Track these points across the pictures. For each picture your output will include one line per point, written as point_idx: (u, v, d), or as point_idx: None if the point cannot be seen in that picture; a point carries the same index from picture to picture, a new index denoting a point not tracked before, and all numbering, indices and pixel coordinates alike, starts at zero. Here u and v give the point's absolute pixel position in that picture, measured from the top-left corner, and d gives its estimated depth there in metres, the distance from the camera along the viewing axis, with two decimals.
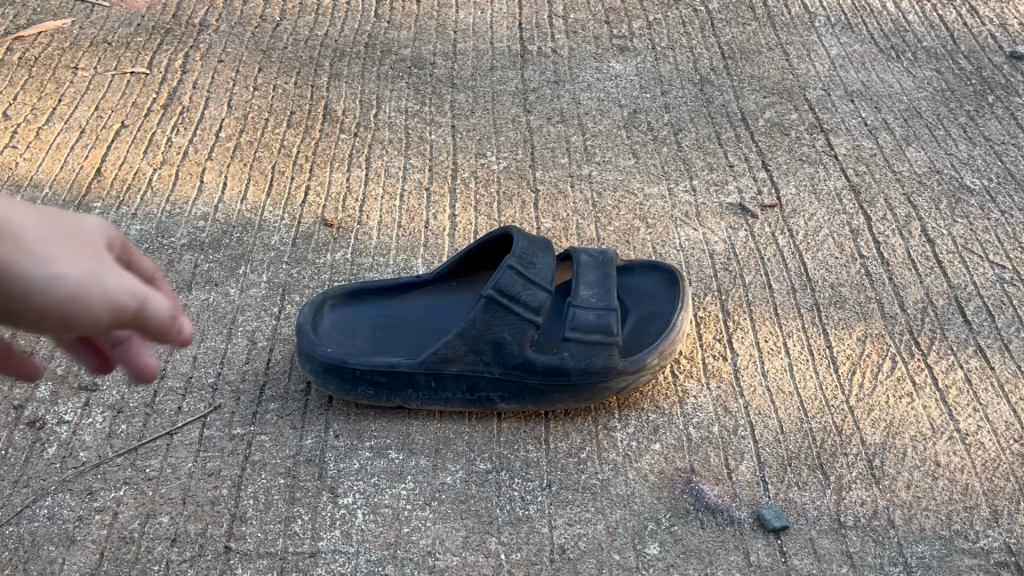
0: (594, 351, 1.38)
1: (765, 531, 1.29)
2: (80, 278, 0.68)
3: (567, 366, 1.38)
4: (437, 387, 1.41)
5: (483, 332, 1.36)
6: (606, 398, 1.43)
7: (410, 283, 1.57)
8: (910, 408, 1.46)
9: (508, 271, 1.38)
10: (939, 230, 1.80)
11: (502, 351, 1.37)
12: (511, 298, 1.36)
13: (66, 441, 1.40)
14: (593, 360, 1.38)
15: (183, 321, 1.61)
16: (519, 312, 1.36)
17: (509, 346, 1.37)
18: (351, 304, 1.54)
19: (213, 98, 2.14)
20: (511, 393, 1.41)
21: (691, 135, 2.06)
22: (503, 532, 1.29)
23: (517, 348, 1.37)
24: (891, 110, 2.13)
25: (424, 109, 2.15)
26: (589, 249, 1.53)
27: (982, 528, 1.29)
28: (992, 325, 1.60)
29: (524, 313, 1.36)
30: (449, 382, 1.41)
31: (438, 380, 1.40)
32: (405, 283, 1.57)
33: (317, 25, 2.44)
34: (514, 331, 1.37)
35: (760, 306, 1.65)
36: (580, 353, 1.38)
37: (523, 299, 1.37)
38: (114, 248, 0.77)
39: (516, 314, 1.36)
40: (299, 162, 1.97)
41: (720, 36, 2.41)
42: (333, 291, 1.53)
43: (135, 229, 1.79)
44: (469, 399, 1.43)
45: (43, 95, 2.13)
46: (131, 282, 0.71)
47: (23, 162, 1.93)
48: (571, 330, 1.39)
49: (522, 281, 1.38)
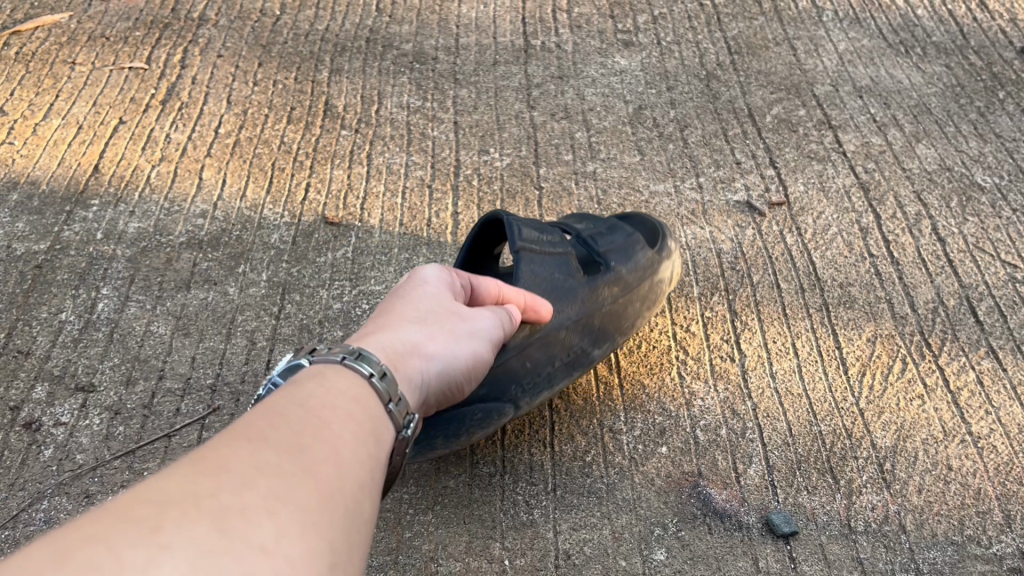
0: (627, 249, 1.44)
1: (774, 536, 1.27)
2: (466, 351, 1.08)
3: (621, 274, 1.41)
4: (533, 367, 1.28)
5: (540, 275, 1.31)
6: (662, 294, 1.50)
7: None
8: (921, 411, 1.43)
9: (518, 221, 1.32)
10: (950, 228, 1.77)
11: (568, 289, 1.33)
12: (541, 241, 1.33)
13: (62, 443, 1.38)
14: (633, 257, 1.45)
15: (182, 320, 1.58)
16: (556, 249, 1.34)
17: (564, 284, 1.33)
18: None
19: (212, 94, 2.12)
20: (601, 327, 1.38)
21: (697, 132, 2.03)
22: (507, 537, 1.27)
23: (575, 283, 1.35)
24: (900, 106, 2.10)
25: (426, 104, 2.12)
26: None
27: (995, 534, 1.27)
28: (1004, 326, 1.58)
29: (558, 249, 1.34)
30: (541, 355, 1.30)
31: (534, 347, 1.28)
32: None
33: (317, 20, 2.41)
34: (563, 267, 1.34)
35: (768, 306, 1.62)
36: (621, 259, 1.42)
37: (547, 242, 1.33)
38: (443, 296, 1.12)
39: (554, 253, 1.33)
40: (299, 159, 1.95)
41: (725, 31, 2.37)
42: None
43: (133, 227, 1.76)
44: (568, 362, 1.35)
45: (40, 91, 2.10)
46: (478, 330, 1.11)
47: (21, 158, 1.91)
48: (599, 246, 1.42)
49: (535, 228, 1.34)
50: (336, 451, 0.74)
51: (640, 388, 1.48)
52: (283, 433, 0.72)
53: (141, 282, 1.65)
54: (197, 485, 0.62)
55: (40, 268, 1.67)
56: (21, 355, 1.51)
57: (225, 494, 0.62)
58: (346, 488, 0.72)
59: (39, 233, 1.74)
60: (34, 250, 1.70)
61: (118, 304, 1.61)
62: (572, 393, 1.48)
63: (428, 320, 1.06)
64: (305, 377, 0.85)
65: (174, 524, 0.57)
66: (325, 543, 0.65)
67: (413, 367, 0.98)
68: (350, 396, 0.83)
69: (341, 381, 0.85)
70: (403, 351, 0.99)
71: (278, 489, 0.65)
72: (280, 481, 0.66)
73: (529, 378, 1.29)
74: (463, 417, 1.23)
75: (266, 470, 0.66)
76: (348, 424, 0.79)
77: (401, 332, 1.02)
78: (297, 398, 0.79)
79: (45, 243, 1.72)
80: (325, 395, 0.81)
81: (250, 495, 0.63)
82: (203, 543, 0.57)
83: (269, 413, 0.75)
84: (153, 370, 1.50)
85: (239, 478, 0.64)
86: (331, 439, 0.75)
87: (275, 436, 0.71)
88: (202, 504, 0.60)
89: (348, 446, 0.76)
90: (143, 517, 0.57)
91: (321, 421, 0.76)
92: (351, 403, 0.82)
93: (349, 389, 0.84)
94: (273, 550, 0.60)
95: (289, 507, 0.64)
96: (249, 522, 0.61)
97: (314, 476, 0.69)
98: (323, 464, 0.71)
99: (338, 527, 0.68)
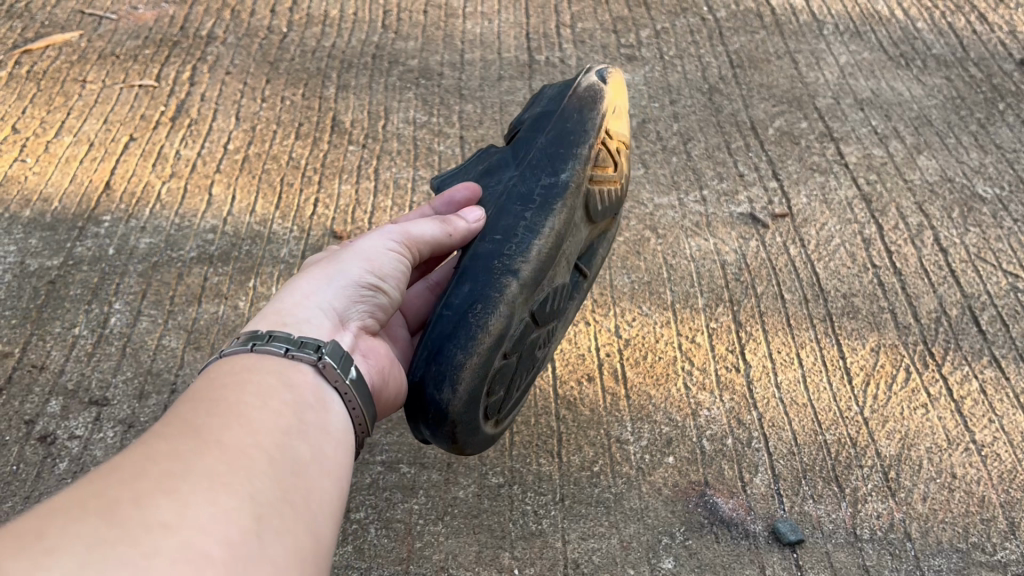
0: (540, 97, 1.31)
1: (781, 545, 1.30)
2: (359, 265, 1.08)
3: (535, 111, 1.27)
4: (504, 236, 1.14)
5: (469, 174, 1.27)
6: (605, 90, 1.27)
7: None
8: (925, 420, 1.45)
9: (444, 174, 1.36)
10: (953, 239, 1.79)
11: (495, 163, 1.24)
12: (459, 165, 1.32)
13: (77, 456, 1.41)
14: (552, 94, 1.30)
15: (193, 334, 1.60)
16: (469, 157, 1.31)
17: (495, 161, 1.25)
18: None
19: (221, 111, 2.14)
20: (546, 154, 1.20)
21: (700, 145, 2.05)
22: (516, 547, 1.28)
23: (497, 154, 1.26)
24: (901, 118, 2.12)
25: (432, 119, 2.14)
26: None
27: (999, 541, 1.31)
28: (1007, 335, 1.60)
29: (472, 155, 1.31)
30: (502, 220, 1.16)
31: (495, 221, 1.16)
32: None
33: (324, 37, 2.44)
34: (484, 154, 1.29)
35: (772, 316, 1.63)
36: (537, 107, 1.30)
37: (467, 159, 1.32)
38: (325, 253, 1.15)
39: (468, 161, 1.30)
40: (307, 175, 1.97)
41: (728, 45, 2.40)
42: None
43: (144, 242, 1.78)
44: (538, 205, 1.16)
45: (51, 108, 2.13)
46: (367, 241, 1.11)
47: (33, 176, 1.93)
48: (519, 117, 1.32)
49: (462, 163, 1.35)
50: (235, 418, 0.75)
51: (646, 399, 1.49)
52: (173, 424, 0.72)
53: (152, 296, 1.67)
54: (82, 490, 0.61)
55: (53, 284, 1.69)
56: (35, 369, 1.54)
57: (113, 485, 0.61)
58: (252, 445, 0.72)
59: (52, 249, 1.76)
60: (47, 266, 1.73)
61: (130, 318, 1.63)
62: (579, 403, 1.48)
63: (309, 270, 1.09)
64: (204, 371, 0.86)
65: (60, 525, 0.56)
66: (233, 502, 0.65)
67: (301, 308, 1.01)
68: (246, 373, 0.85)
69: (240, 364, 0.87)
70: (287, 303, 1.02)
71: (172, 467, 0.65)
72: (173, 459, 0.66)
73: (505, 246, 1.13)
74: (465, 320, 1.09)
75: (156, 456, 0.66)
76: (245, 390, 0.81)
77: (284, 293, 1.05)
78: (188, 394, 0.80)
79: (58, 258, 1.74)
80: (219, 382, 0.82)
81: (139, 481, 0.62)
82: (93, 536, 0.56)
83: (161, 415, 0.76)
84: (165, 384, 1.52)
85: (128, 470, 0.64)
86: (227, 412, 0.75)
87: (165, 429, 0.71)
88: (86, 503, 0.59)
89: (249, 411, 0.77)
90: (23, 530, 0.56)
91: (214, 403, 0.77)
92: (247, 374, 0.84)
93: (243, 367, 0.86)
94: (175, 523, 0.59)
95: (190, 478, 0.64)
96: (142, 503, 0.60)
97: (212, 446, 0.69)
98: (221, 435, 0.71)
99: (248, 484, 0.68)
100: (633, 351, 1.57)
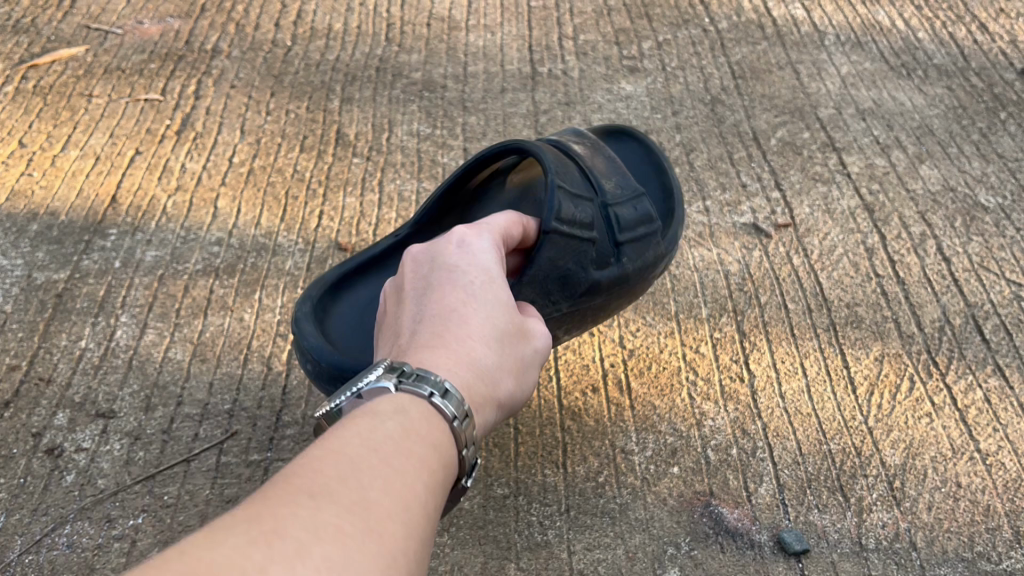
0: (644, 243, 1.31)
1: (786, 555, 1.30)
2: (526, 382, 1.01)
3: (628, 271, 1.29)
4: None
5: (557, 263, 1.20)
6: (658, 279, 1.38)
7: (392, 244, 1.42)
8: (929, 429, 1.46)
9: (557, 193, 1.22)
10: (956, 248, 1.80)
11: (575, 277, 1.23)
12: (571, 222, 1.22)
13: (84, 468, 1.42)
14: (647, 255, 1.32)
15: (199, 346, 1.61)
16: (580, 237, 1.22)
17: (577, 274, 1.23)
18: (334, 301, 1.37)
19: (226, 124, 2.16)
20: (577, 318, 1.28)
21: (703, 155, 2.05)
22: (522, 558, 1.29)
23: (582, 275, 1.23)
24: (903, 128, 2.13)
25: (436, 131, 2.15)
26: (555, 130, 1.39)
27: (1005, 550, 1.31)
28: (1010, 344, 1.60)
29: (582, 233, 1.23)
30: None
31: None
32: (385, 249, 1.42)
33: (328, 50, 2.46)
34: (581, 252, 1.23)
35: (776, 326, 1.64)
36: (636, 254, 1.30)
37: (581, 223, 1.23)
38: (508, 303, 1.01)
39: (576, 239, 1.22)
40: (312, 187, 1.98)
41: (729, 56, 2.41)
42: (313, 289, 1.35)
43: (151, 255, 1.79)
44: None
45: (57, 123, 2.14)
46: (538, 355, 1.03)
47: (40, 190, 1.95)
48: (619, 233, 1.28)
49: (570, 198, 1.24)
50: (407, 509, 0.71)
51: (651, 409, 1.49)
52: (350, 491, 0.68)
53: (159, 309, 1.68)
54: (249, 555, 0.58)
55: (60, 297, 1.70)
56: (42, 382, 1.55)
57: (278, 565, 0.58)
58: (410, 553, 0.68)
59: (59, 263, 1.77)
60: (53, 279, 1.74)
61: (137, 331, 1.64)
62: (584, 414, 1.49)
63: (503, 344, 0.97)
64: (384, 409, 0.81)
65: None
66: None
67: (488, 403, 0.92)
68: (432, 441, 0.80)
69: (417, 418, 0.81)
70: (482, 375, 0.92)
71: (337, 560, 0.61)
72: (341, 550, 0.62)
73: None
74: None
75: (327, 535, 0.63)
76: (420, 474, 0.75)
77: (479, 362, 0.93)
78: (366, 439, 0.75)
79: (65, 272, 1.75)
80: (409, 442, 0.78)
81: (302, 567, 0.59)
82: None
83: (342, 461, 0.71)
84: (171, 397, 1.53)
85: (296, 542, 0.61)
86: (402, 496, 0.71)
87: (339, 491, 0.68)
88: None
89: (421, 504, 0.73)
90: None
91: (397, 477, 0.73)
92: (433, 447, 0.80)
93: (431, 433, 0.81)
94: None
95: None
96: None
97: (378, 544, 0.65)
98: (390, 531, 0.67)
99: None
100: (637, 361, 1.58)
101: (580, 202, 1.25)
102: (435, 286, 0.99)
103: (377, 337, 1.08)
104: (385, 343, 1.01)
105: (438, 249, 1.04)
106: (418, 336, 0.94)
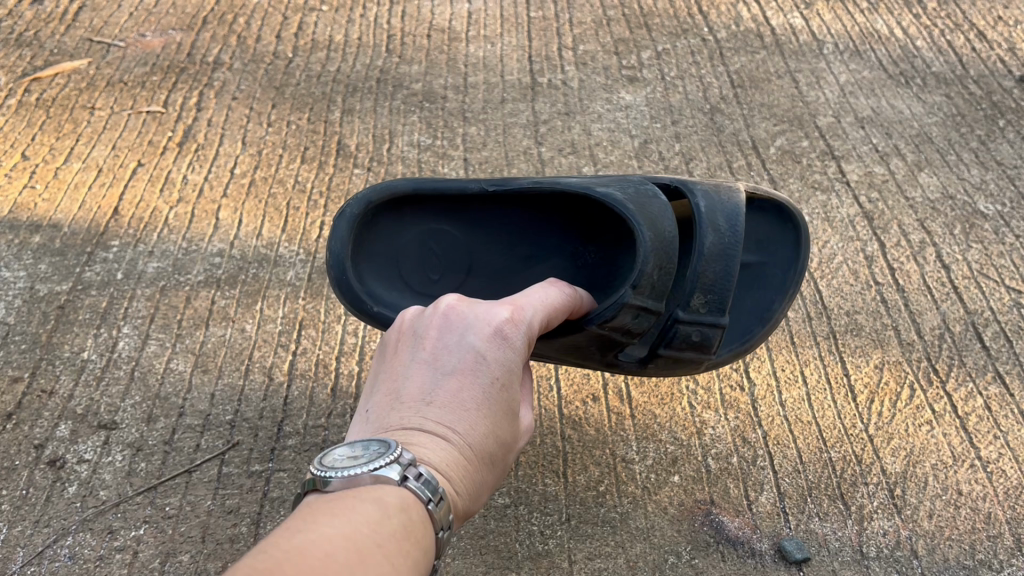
0: (685, 361, 1.25)
1: (786, 564, 1.30)
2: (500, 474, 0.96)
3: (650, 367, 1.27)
4: None
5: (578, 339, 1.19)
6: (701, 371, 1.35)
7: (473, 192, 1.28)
8: (930, 437, 1.46)
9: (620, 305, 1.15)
10: (955, 255, 1.80)
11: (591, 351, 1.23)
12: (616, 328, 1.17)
13: (86, 479, 1.42)
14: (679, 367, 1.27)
15: (201, 357, 1.62)
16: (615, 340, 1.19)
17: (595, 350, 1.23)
18: (393, 218, 1.30)
19: (227, 136, 2.17)
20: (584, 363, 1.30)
21: (702, 164, 2.07)
22: (523, 567, 1.29)
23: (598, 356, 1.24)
24: (902, 135, 2.14)
25: (436, 142, 2.16)
26: (710, 200, 1.22)
27: (1006, 557, 1.31)
28: (1011, 351, 1.61)
29: (619, 337, 1.19)
30: None
31: None
32: (465, 189, 1.28)
33: (329, 61, 2.47)
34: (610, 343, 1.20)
35: (776, 335, 1.64)
36: (665, 364, 1.26)
37: (629, 330, 1.18)
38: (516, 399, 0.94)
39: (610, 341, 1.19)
40: (313, 198, 1.98)
41: (728, 65, 2.42)
42: (377, 194, 1.25)
43: (152, 266, 1.80)
44: None
45: (61, 136, 2.15)
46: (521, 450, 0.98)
47: (42, 202, 1.96)
48: (665, 345, 1.22)
49: (634, 309, 1.16)
50: None
51: (651, 418, 1.49)
52: None
53: (160, 319, 1.69)
54: None
55: (62, 308, 1.71)
56: (45, 394, 1.55)
57: None
58: None
59: (61, 274, 1.78)
60: (56, 291, 1.75)
61: (139, 342, 1.64)
62: (584, 423, 1.49)
63: (500, 453, 0.91)
64: (388, 496, 0.76)
65: None
66: None
67: (468, 513, 0.88)
68: (425, 541, 0.76)
69: (417, 521, 0.77)
70: (473, 485, 0.86)
71: None
72: None
73: None
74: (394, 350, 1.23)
75: None
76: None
77: (474, 475, 0.87)
78: (375, 531, 0.71)
79: (67, 283, 1.76)
80: (410, 538, 0.74)
81: None
82: None
83: (351, 549, 0.67)
84: (173, 408, 1.53)
85: None
86: None
87: None
88: None
89: None
90: None
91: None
92: (424, 550, 0.76)
93: (423, 533, 0.77)
94: None
95: None
96: None
97: None
98: None
99: None
100: None
101: (644, 313, 1.17)
102: (460, 368, 0.90)
103: (375, 360, 0.98)
104: (380, 393, 0.92)
105: (469, 315, 0.94)
106: (423, 419, 0.86)
